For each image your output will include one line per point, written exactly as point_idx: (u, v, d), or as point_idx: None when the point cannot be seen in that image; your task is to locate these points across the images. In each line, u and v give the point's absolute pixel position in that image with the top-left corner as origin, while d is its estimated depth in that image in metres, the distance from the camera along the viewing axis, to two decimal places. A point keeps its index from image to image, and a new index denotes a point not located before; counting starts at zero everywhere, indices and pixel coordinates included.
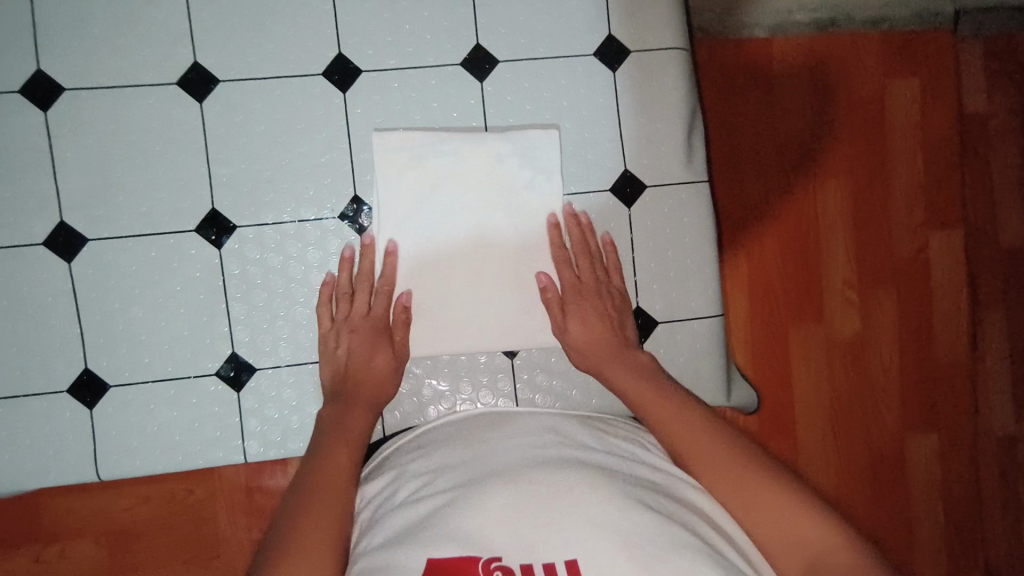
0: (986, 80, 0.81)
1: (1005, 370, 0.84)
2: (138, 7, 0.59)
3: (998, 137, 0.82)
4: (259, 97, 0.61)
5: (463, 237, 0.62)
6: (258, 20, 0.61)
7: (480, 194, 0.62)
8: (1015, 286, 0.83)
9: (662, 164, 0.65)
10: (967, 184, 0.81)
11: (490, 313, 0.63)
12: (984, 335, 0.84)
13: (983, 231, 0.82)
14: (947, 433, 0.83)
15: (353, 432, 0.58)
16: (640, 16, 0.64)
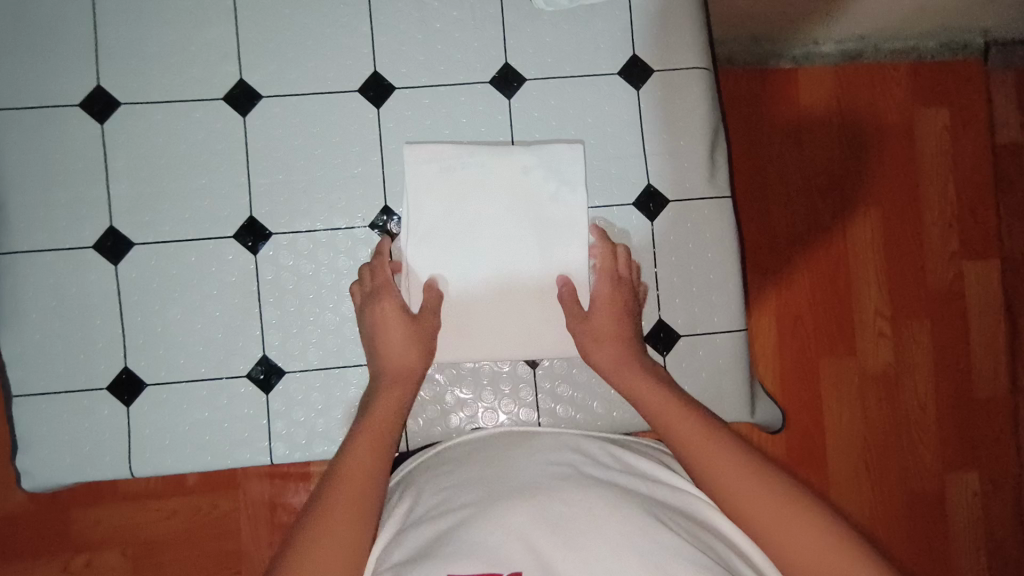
0: (918, 157, 1.14)
1: (932, 370, 1.13)
2: (190, 27, 0.62)
3: (926, 201, 1.14)
4: (298, 111, 0.63)
5: (488, 245, 0.61)
6: (300, 39, 0.63)
7: (504, 205, 0.62)
8: (938, 309, 1.13)
9: (686, 180, 0.65)
10: (899, 234, 1.13)
11: (511, 322, 0.62)
12: (915, 343, 1.13)
13: (914, 270, 1.13)
14: (887, 416, 1.12)
15: (385, 417, 0.57)
16: (667, 40, 0.65)
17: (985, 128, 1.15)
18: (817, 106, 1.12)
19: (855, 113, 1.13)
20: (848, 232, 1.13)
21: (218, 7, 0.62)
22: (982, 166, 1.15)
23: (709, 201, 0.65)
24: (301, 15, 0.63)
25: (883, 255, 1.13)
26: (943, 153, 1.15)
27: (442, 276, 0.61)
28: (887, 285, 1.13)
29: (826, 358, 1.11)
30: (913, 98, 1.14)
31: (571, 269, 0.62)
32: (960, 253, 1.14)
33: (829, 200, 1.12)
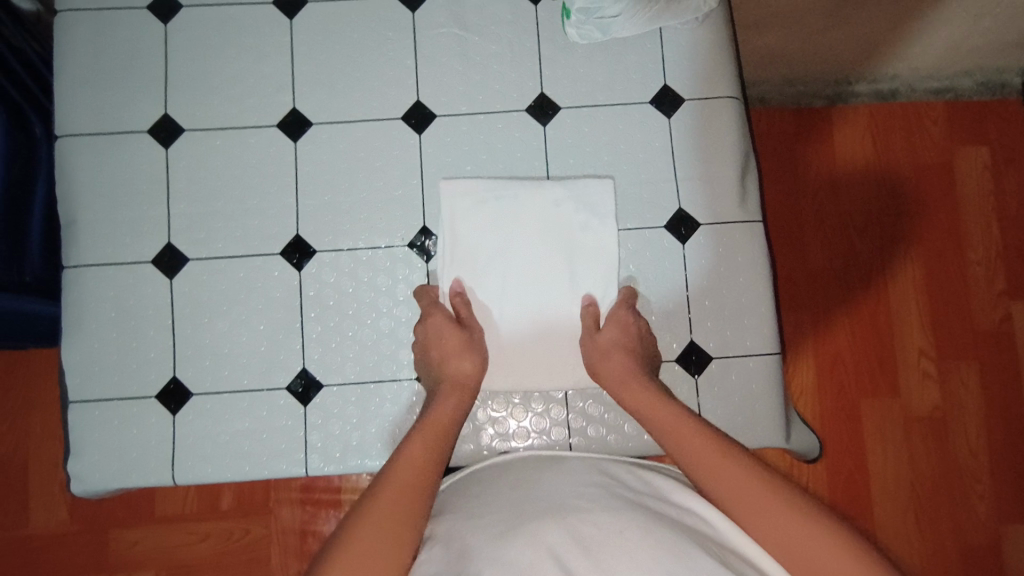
0: (958, 196, 1.13)
1: (981, 413, 1.09)
2: (250, 62, 0.67)
3: (968, 239, 1.12)
4: (345, 138, 0.67)
5: (520, 270, 0.64)
6: (349, 71, 0.67)
7: (535, 232, 0.64)
8: (985, 349, 1.10)
9: (718, 205, 0.66)
10: (940, 272, 1.11)
11: (541, 345, 0.64)
12: (960, 384, 1.09)
13: (957, 308, 1.10)
14: (936, 460, 1.07)
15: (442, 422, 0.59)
16: (697, 72, 0.68)
17: None
18: (853, 144, 1.13)
19: (890, 151, 1.13)
20: (888, 270, 1.11)
21: (276, 43, 0.68)
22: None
23: (741, 226, 0.66)
24: (352, 50, 0.68)
25: (925, 294, 1.10)
26: (985, 191, 1.13)
27: (482, 300, 0.64)
28: (930, 325, 1.10)
29: (866, 397, 1.08)
30: (950, 136, 1.13)
31: (597, 291, 0.64)
32: (1007, 292, 1.11)
33: (867, 237, 1.11)
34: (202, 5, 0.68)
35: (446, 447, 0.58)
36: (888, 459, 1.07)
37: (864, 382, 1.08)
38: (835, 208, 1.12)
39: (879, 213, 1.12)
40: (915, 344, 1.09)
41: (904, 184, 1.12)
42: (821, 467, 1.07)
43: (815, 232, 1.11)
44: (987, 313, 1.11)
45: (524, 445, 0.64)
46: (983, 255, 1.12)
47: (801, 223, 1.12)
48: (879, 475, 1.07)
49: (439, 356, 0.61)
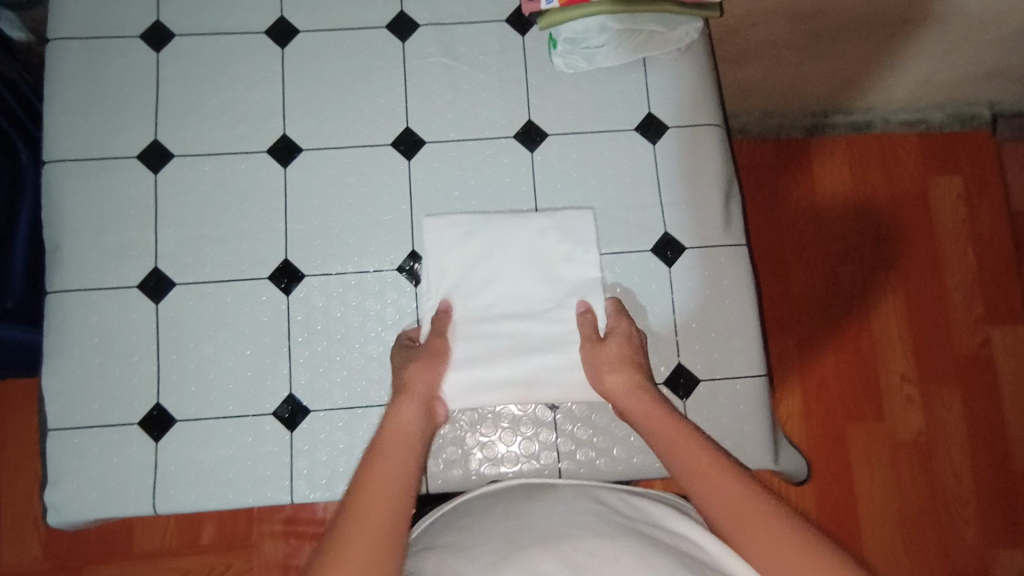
0: (934, 224, 1.16)
1: (965, 437, 1.10)
2: (241, 89, 0.68)
3: (946, 266, 1.15)
4: (335, 163, 0.67)
5: (506, 298, 0.64)
6: (339, 99, 0.68)
7: (523, 261, 0.65)
8: (966, 374, 1.11)
9: (703, 228, 0.68)
10: (919, 298, 1.13)
11: (523, 365, 0.62)
12: (943, 408, 1.10)
13: (938, 333, 1.12)
14: (922, 484, 1.08)
15: (400, 430, 0.56)
16: (680, 100, 0.70)
17: (1000, 198, 1.17)
18: (831, 174, 1.17)
19: (867, 181, 1.16)
20: (869, 295, 1.13)
21: (267, 71, 0.69)
22: (999, 231, 1.16)
23: (724, 250, 0.67)
24: (342, 78, 0.69)
25: (906, 319, 1.12)
26: (960, 220, 1.16)
27: (466, 324, 0.63)
28: (912, 350, 1.11)
29: (851, 421, 1.09)
30: (924, 166, 1.17)
31: (592, 299, 0.64)
32: (985, 318, 1.14)
33: (848, 264, 1.13)
34: (193, 34, 0.69)
35: (411, 454, 0.55)
36: (875, 483, 1.07)
37: (849, 406, 1.09)
38: (815, 236, 1.15)
39: (858, 240, 1.15)
40: (898, 369, 1.11)
41: (882, 213, 1.16)
42: (809, 492, 1.07)
43: (797, 258, 1.14)
44: (967, 338, 1.13)
45: (513, 470, 0.64)
46: (960, 281, 1.14)
47: (784, 250, 1.14)
48: (866, 500, 1.07)
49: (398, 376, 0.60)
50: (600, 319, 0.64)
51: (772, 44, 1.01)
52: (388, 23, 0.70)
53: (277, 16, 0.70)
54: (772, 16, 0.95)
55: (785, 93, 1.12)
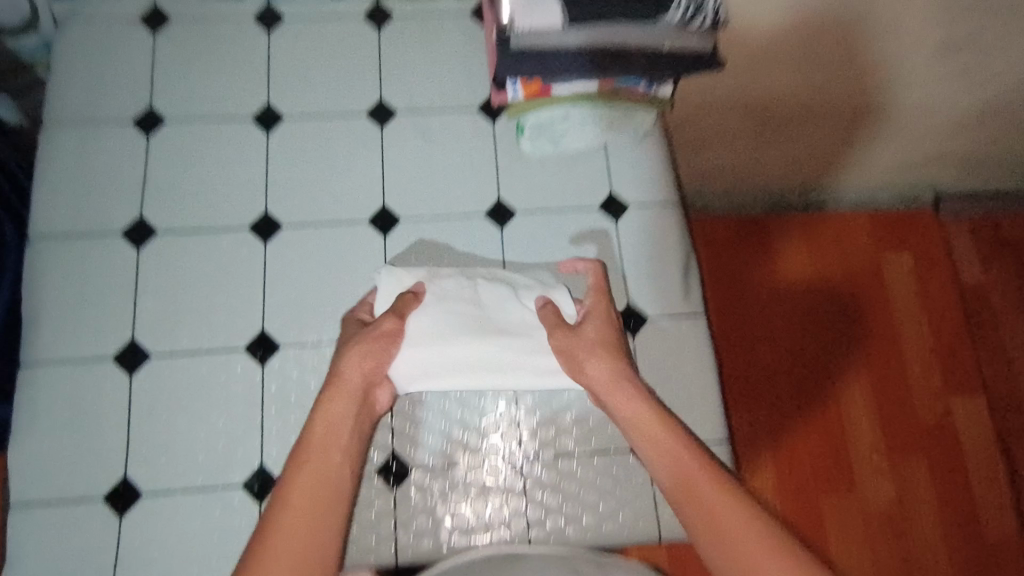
0: (886, 297, 1.25)
1: (932, 503, 1.14)
2: (226, 170, 0.72)
3: (900, 336, 1.23)
4: (314, 239, 0.70)
5: (466, 316, 0.64)
6: (320, 180, 0.73)
7: (481, 293, 0.65)
8: (928, 440, 1.17)
9: (663, 298, 0.71)
10: (878, 366, 1.21)
11: (492, 349, 0.63)
12: (909, 473, 1.15)
13: (898, 400, 1.19)
14: (894, 548, 1.11)
15: (324, 425, 0.56)
16: (639, 181, 0.75)
17: (943, 276, 1.28)
18: (788, 253, 1.27)
19: (822, 259, 1.27)
20: (831, 364, 1.20)
21: (253, 153, 0.73)
22: (950, 307, 1.26)
23: (684, 320, 0.71)
24: (324, 161, 0.73)
25: (871, 385, 1.19)
26: (913, 294, 1.26)
27: (431, 313, 0.64)
28: (876, 415, 1.17)
29: (822, 486, 1.13)
30: (877, 246, 1.28)
31: (552, 293, 0.66)
32: (942, 386, 1.21)
33: (810, 335, 1.22)
34: (183, 118, 0.73)
35: (336, 448, 0.56)
36: (848, 549, 1.10)
37: (817, 470, 1.14)
38: (777, 309, 1.24)
39: (818, 312, 1.24)
40: (863, 434, 1.16)
41: (838, 288, 1.25)
42: None
43: (761, 329, 1.22)
44: (926, 405, 1.19)
45: (484, 539, 0.64)
46: (915, 351, 1.22)
47: (749, 322, 1.22)
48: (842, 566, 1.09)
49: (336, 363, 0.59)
50: (566, 309, 0.66)
51: (728, 141, 1.12)
52: (369, 110, 0.76)
53: (264, 103, 0.75)
54: (726, 109, 1.03)
55: (745, 182, 1.22)
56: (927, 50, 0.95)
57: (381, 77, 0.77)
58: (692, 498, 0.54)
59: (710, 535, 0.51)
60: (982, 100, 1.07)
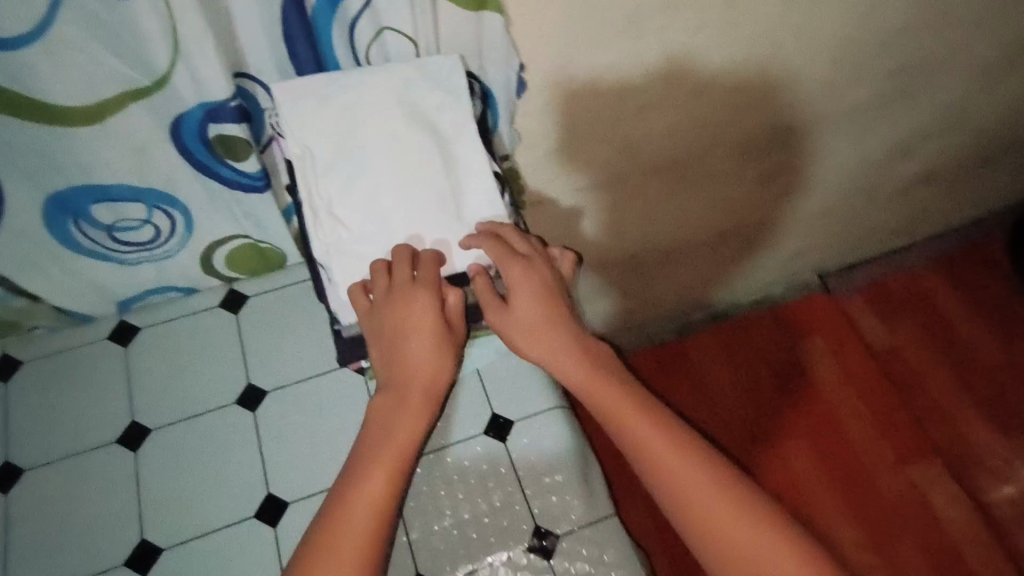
0: (814, 349, 1.61)
1: (904, 514, 1.42)
2: (95, 503, 0.69)
3: (826, 370, 1.58)
4: (201, 556, 0.67)
5: (384, 190, 0.59)
6: (196, 487, 0.70)
7: (394, 157, 0.60)
8: (883, 447, 1.49)
9: (571, 511, 0.72)
10: (821, 405, 1.54)
11: (441, 233, 0.60)
12: (885, 482, 1.45)
13: (840, 424, 1.52)
14: (883, 550, 1.38)
15: (406, 418, 0.55)
16: (520, 394, 0.78)
17: (849, 332, 1.63)
18: (732, 327, 1.63)
19: (739, 354, 1.60)
20: (787, 400, 1.55)
21: (117, 476, 0.70)
22: (865, 372, 1.58)
23: (596, 525, 0.72)
24: (200, 462, 0.71)
25: (828, 469, 1.47)
26: (820, 353, 1.60)
27: (356, 212, 0.59)
28: (828, 451, 1.49)
29: (815, 497, 1.45)
30: (789, 340, 1.61)
31: (467, 178, 0.62)
32: (881, 427, 1.51)
33: (761, 381, 1.57)
34: (41, 461, 0.71)
35: (412, 443, 0.55)
36: (851, 548, 1.38)
37: (807, 485, 1.46)
38: (734, 364, 1.59)
39: (760, 363, 1.59)
40: (833, 450, 1.49)
41: (769, 346, 1.61)
42: None
43: (726, 381, 1.58)
44: (858, 423, 1.52)
45: None
46: (844, 382, 1.56)
47: (717, 376, 1.58)
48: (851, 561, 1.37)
49: (405, 347, 0.56)
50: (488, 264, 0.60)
51: (636, 294, 1.36)
52: (238, 396, 0.75)
53: (127, 421, 0.73)
54: (611, 266, 1.21)
55: (656, 313, 1.49)
56: (762, 201, 1.20)
57: (247, 359, 0.77)
58: (662, 473, 0.55)
59: (680, 505, 0.54)
60: (818, 209, 1.31)
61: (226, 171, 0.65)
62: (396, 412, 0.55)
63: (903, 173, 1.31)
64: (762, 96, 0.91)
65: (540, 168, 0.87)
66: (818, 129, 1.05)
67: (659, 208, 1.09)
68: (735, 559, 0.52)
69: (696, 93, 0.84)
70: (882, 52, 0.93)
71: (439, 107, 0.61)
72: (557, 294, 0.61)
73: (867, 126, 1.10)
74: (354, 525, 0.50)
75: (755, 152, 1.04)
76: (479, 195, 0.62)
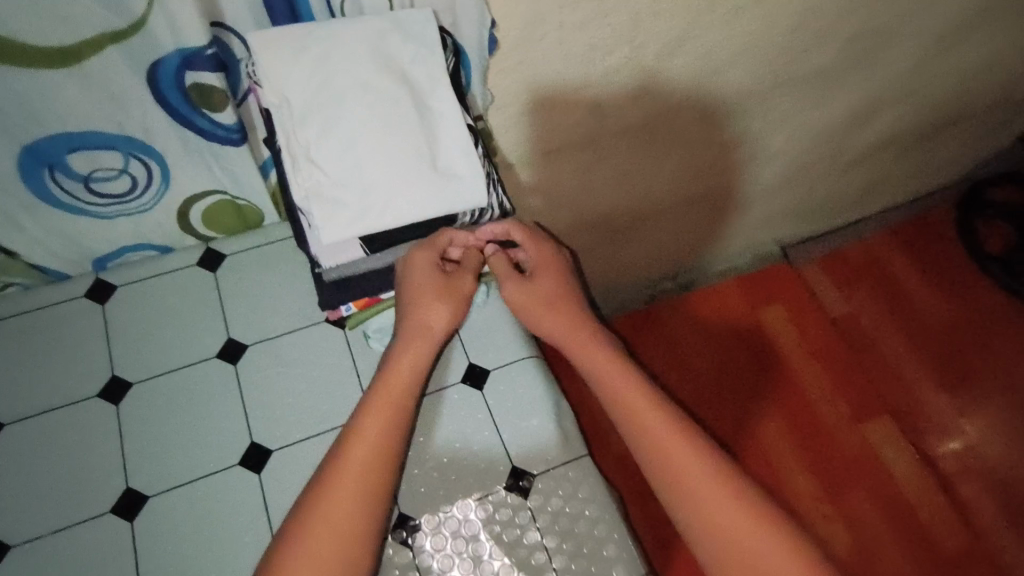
0: (778, 317, 1.67)
1: (859, 472, 1.51)
2: (78, 454, 0.70)
3: (789, 337, 1.65)
4: (187, 503, 0.69)
5: (360, 139, 0.61)
6: (180, 437, 0.71)
7: (369, 108, 0.62)
8: (841, 409, 1.57)
9: (547, 453, 0.75)
10: (783, 369, 1.61)
11: (417, 181, 0.62)
12: (842, 442, 1.54)
13: (800, 388, 1.59)
14: (837, 504, 1.47)
15: (408, 361, 0.65)
16: (496, 345, 0.82)
17: (809, 301, 1.70)
18: (701, 296, 1.69)
19: (706, 322, 1.66)
20: (752, 366, 1.61)
21: (100, 428, 0.71)
22: (823, 337, 1.66)
23: (570, 465, 0.75)
24: (183, 414, 0.73)
25: (790, 429, 1.55)
26: (783, 320, 1.67)
27: (333, 161, 0.61)
28: (791, 413, 1.57)
29: (777, 456, 1.52)
30: (753, 308, 1.68)
31: (441, 130, 0.64)
32: (840, 390, 1.59)
33: (728, 348, 1.64)
34: (21, 415, 0.71)
35: (414, 382, 0.64)
36: (807, 502, 1.47)
37: (769, 445, 1.53)
38: (703, 332, 1.65)
39: (727, 331, 1.66)
40: (794, 412, 1.57)
41: (735, 314, 1.67)
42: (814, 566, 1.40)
43: (694, 348, 1.64)
44: (817, 386, 1.59)
45: None
46: (805, 347, 1.64)
47: (685, 343, 1.64)
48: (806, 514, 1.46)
49: (418, 301, 0.66)
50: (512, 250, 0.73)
51: (607, 261, 1.41)
52: (220, 350, 0.76)
53: (108, 375, 0.74)
54: (582, 232, 1.25)
55: (627, 282, 1.55)
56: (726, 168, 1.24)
57: (226, 314, 0.79)
58: (650, 437, 0.63)
59: (663, 467, 0.62)
60: (778, 178, 1.36)
61: (203, 123, 0.66)
62: (406, 355, 0.65)
63: (856, 144, 1.37)
64: (723, 63, 0.95)
65: (513, 129, 0.90)
66: (776, 98, 1.10)
67: (627, 174, 1.13)
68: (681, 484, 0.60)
69: (661, 57, 0.88)
70: (835, 22, 0.98)
71: (413, 60, 0.63)
72: (567, 276, 0.73)
73: (823, 94, 1.15)
74: (363, 446, 0.59)
75: (718, 119, 1.09)
76: (455, 144, 0.64)
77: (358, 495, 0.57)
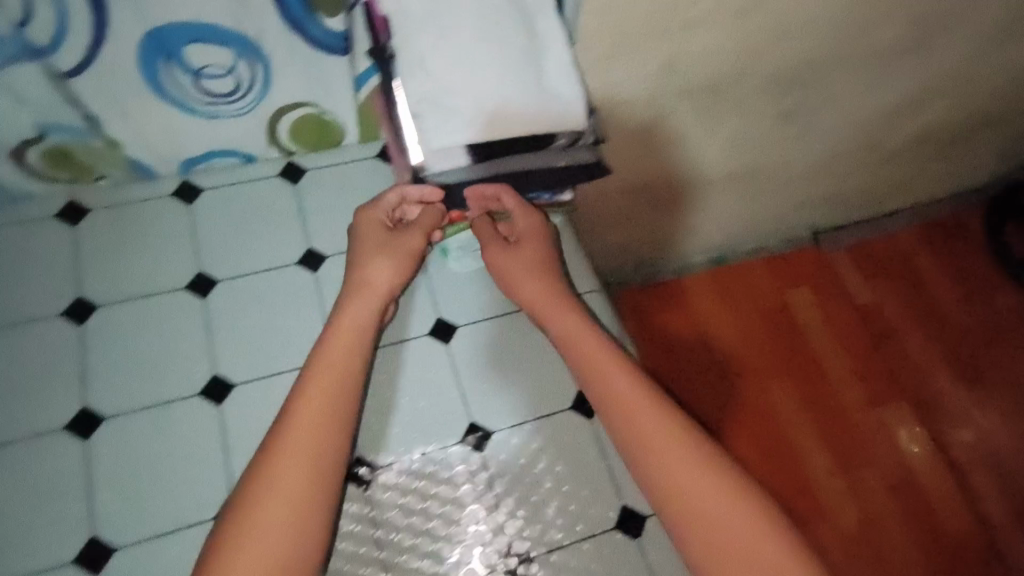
0: (802, 296, 1.71)
1: (871, 451, 1.55)
2: (170, 340, 0.74)
3: (811, 317, 1.69)
4: (271, 393, 0.72)
5: (471, 53, 0.64)
6: (264, 334, 0.75)
7: (482, 24, 0.65)
8: (858, 389, 1.61)
9: None
10: (804, 347, 1.65)
11: (524, 97, 0.65)
12: (857, 421, 1.58)
13: (820, 366, 1.63)
14: (847, 478, 1.52)
15: (351, 325, 0.65)
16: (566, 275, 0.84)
17: (834, 284, 1.73)
18: (729, 269, 1.72)
19: (733, 295, 1.69)
20: (774, 342, 1.65)
21: (188, 318, 0.75)
22: (847, 322, 1.69)
23: None
24: (267, 313, 0.76)
25: (805, 405, 1.59)
26: (807, 300, 1.71)
27: (444, 70, 0.64)
28: (809, 389, 1.61)
29: (792, 429, 1.57)
30: (778, 288, 1.71)
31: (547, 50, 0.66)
32: (857, 372, 1.63)
33: (750, 323, 1.67)
34: (116, 300, 0.76)
35: (361, 347, 0.65)
36: (816, 475, 1.52)
37: (786, 418, 1.58)
38: (728, 305, 1.68)
39: (751, 306, 1.69)
40: (810, 389, 1.61)
41: (761, 291, 1.70)
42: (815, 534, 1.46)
43: (718, 320, 1.67)
44: (837, 366, 1.63)
45: None
46: (827, 328, 1.68)
47: (709, 314, 1.67)
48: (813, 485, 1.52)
49: (364, 268, 0.68)
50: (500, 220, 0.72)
51: (650, 226, 1.42)
52: (301, 257, 0.80)
53: (195, 271, 0.78)
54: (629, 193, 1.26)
55: (663, 250, 1.57)
56: (781, 140, 1.26)
57: (306, 224, 0.82)
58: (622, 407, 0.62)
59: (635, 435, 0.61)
60: (826, 156, 1.38)
61: (314, 29, 0.69)
62: (350, 320, 0.66)
63: (905, 131, 1.39)
64: (799, 28, 0.97)
65: (595, 70, 0.91)
66: (838, 73, 1.12)
67: (687, 135, 1.14)
68: (643, 447, 0.60)
69: (746, 12, 0.90)
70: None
71: None
72: (549, 251, 0.72)
73: (885, 71, 1.16)
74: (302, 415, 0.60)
75: (783, 86, 1.10)
76: (560, 68, 0.66)
77: (306, 447, 0.58)
